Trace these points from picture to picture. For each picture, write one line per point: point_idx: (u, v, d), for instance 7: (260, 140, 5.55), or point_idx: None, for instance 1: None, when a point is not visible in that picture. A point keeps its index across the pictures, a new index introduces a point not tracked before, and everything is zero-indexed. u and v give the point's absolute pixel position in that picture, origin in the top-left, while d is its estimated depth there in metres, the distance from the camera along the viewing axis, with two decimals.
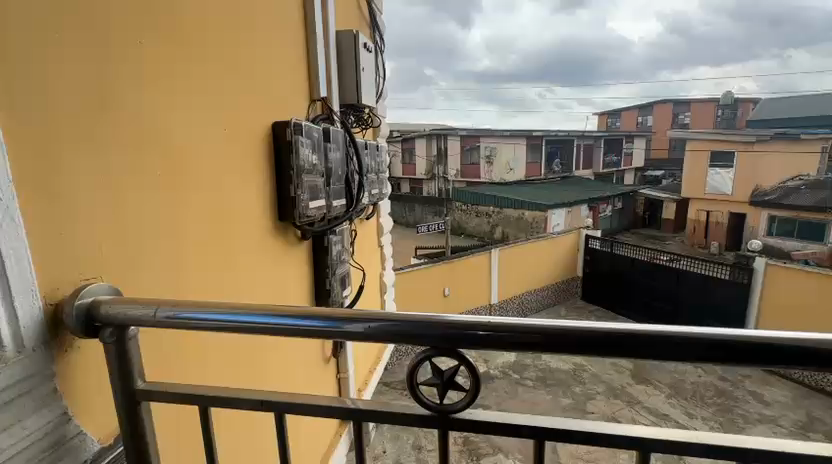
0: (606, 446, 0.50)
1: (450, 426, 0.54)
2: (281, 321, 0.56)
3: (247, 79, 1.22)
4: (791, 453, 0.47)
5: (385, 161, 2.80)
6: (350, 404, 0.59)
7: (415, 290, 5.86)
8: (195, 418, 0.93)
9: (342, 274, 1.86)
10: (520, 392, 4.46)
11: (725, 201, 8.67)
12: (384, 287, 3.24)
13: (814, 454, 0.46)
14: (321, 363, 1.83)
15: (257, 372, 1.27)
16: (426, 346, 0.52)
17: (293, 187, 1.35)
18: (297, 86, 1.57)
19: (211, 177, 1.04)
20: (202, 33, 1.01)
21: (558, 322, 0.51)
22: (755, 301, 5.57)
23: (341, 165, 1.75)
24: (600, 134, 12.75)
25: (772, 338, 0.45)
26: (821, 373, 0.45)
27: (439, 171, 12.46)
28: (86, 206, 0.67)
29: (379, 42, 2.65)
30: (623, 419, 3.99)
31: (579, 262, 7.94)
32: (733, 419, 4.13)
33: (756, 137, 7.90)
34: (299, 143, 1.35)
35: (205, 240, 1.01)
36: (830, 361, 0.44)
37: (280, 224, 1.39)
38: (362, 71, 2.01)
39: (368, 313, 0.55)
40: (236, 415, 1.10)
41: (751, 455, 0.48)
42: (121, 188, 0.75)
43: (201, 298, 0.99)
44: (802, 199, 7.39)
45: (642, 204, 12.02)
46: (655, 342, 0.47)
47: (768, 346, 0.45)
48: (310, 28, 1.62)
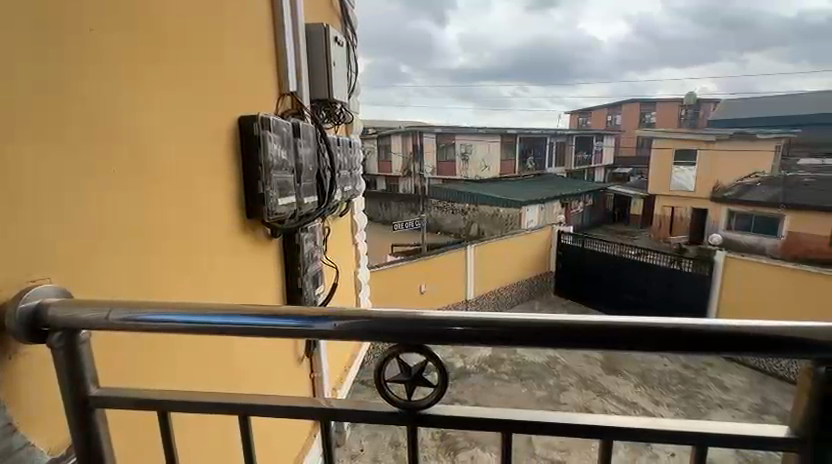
0: (583, 436, 0.51)
1: (420, 423, 0.54)
2: (247, 321, 0.54)
3: (219, 79, 1.21)
4: (752, 437, 0.49)
5: (359, 157, 2.78)
6: (326, 405, 0.57)
7: (392, 288, 5.84)
8: (155, 428, 0.89)
9: (314, 272, 1.84)
10: (497, 386, 4.51)
11: (688, 197, 9.07)
12: (359, 284, 3.23)
13: (774, 437, 0.48)
14: (294, 362, 1.80)
15: (231, 374, 1.25)
16: (396, 344, 0.53)
17: (262, 184, 1.31)
18: (267, 83, 1.53)
19: (186, 176, 1.03)
20: (175, 33, 1.00)
21: (531, 317, 0.51)
22: (715, 291, 5.84)
23: (312, 160, 1.71)
24: (571, 132, 13.04)
25: (738, 327, 0.47)
26: (778, 359, 0.47)
27: (416, 169, 12.21)
28: (68, 202, 0.68)
29: (349, 38, 2.60)
30: (595, 409, 4.10)
31: (552, 257, 8.07)
32: (696, 405, 4.34)
33: (716, 136, 8.33)
34: (267, 138, 1.32)
35: (182, 240, 1.01)
36: (798, 349, 0.45)
37: (251, 222, 1.37)
38: (334, 66, 1.97)
39: (341, 311, 0.54)
40: (203, 420, 1.07)
41: (716, 439, 0.50)
42: (102, 187, 0.76)
43: (174, 298, 0.98)
44: (759, 195, 7.68)
45: (612, 201, 12.35)
46: (622, 336, 0.48)
47: (733, 334, 0.46)
48: (280, 23, 1.58)
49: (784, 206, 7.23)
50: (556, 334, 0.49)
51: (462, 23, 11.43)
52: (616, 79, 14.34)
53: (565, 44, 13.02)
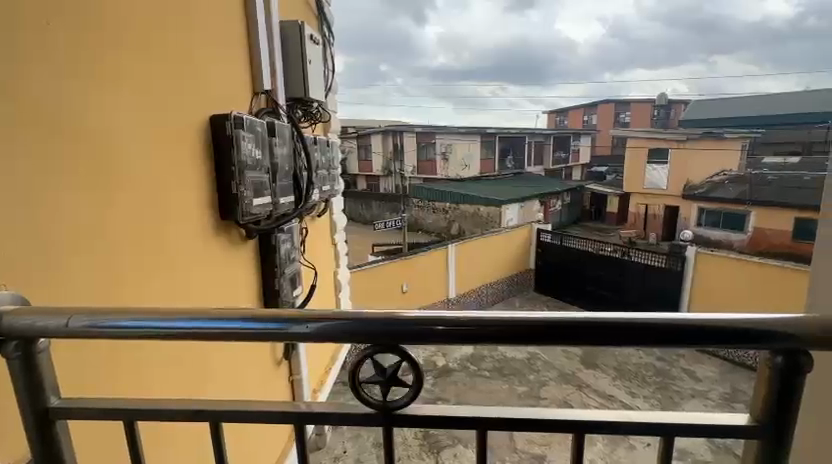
0: (558, 430, 0.52)
1: (394, 423, 0.54)
2: (220, 325, 0.53)
3: (195, 80, 1.21)
4: (722, 427, 0.50)
5: (338, 157, 2.74)
6: (303, 408, 0.56)
7: (373, 288, 5.81)
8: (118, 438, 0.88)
9: (291, 273, 1.80)
10: (479, 383, 4.54)
11: (661, 195, 9.32)
12: (340, 285, 3.20)
13: (741, 426, 0.50)
14: (271, 365, 1.77)
15: (206, 378, 1.24)
16: (369, 344, 0.52)
17: (235, 184, 1.28)
18: (240, 81, 1.50)
19: (165, 177, 1.04)
20: (150, 33, 1.01)
21: (508, 315, 0.51)
22: (687, 285, 6.02)
23: (288, 160, 1.68)
24: (549, 132, 13.25)
25: (710, 321, 0.48)
26: (750, 351, 0.48)
27: (396, 168, 12.19)
28: (51, 203, 0.70)
29: (326, 37, 2.58)
30: (574, 402, 4.19)
31: (531, 255, 8.20)
32: (669, 396, 4.49)
33: (686, 136, 8.60)
34: (240, 137, 1.28)
35: (163, 244, 1.03)
36: (766, 340, 0.46)
37: (225, 224, 1.34)
38: (310, 64, 1.94)
39: (317, 313, 0.53)
40: (168, 430, 1.06)
41: (686, 430, 0.51)
42: (88, 187, 0.79)
43: (152, 299, 0.99)
44: (727, 192, 7.99)
45: (589, 198, 12.41)
46: (598, 331, 0.49)
47: (706, 328, 0.48)
48: (252, 20, 1.55)
49: (751, 203, 7.49)
50: (531, 331, 0.50)
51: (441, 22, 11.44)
52: None
53: (542, 45, 13.17)
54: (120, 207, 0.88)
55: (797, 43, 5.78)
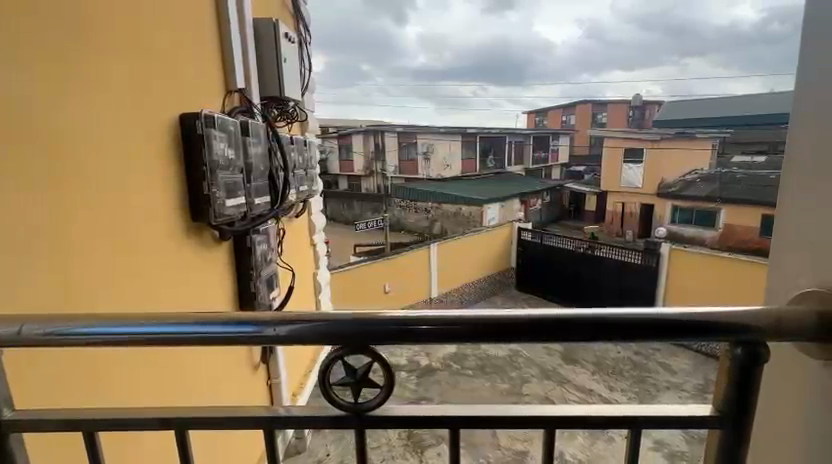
0: (531, 426, 0.53)
1: (366, 424, 0.54)
2: (180, 330, 0.51)
3: (177, 82, 1.24)
4: (688, 418, 0.52)
5: (316, 157, 2.71)
6: (277, 412, 0.55)
7: (354, 289, 5.76)
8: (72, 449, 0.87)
9: (268, 276, 1.76)
10: (462, 381, 4.56)
11: (636, 194, 9.55)
12: (319, 286, 3.15)
13: (705, 417, 0.51)
14: (248, 369, 1.73)
15: (179, 383, 1.23)
16: (341, 345, 0.51)
17: (207, 184, 1.24)
18: (213, 79, 1.47)
19: (150, 178, 1.08)
20: (133, 35, 1.04)
21: (484, 314, 0.51)
22: (662, 281, 6.19)
23: (263, 160, 1.65)
24: (529, 132, 13.42)
25: (679, 316, 0.49)
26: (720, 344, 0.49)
27: (378, 168, 12.12)
28: (45, 200, 0.76)
29: (302, 35, 2.54)
30: (555, 398, 4.26)
31: (512, 253, 8.29)
32: (647, 388, 4.61)
33: (660, 136, 8.90)
34: (211, 136, 1.24)
35: (143, 245, 1.06)
36: (734, 333, 0.48)
37: (197, 227, 1.32)
38: (285, 63, 1.92)
39: (285, 315, 0.52)
40: (131, 442, 1.02)
41: (655, 422, 0.52)
42: (79, 188, 0.84)
43: (134, 296, 1.02)
44: (698, 190, 8.25)
45: (568, 197, 12.59)
46: (570, 327, 0.50)
47: (672, 321, 0.49)
48: (224, 18, 1.52)
49: (721, 201, 7.76)
50: (506, 329, 0.50)
51: (421, 21, 11.45)
52: (570, 81, 14.88)
53: (521, 46, 13.31)
54: (108, 206, 0.93)
55: (762, 47, 6.01)
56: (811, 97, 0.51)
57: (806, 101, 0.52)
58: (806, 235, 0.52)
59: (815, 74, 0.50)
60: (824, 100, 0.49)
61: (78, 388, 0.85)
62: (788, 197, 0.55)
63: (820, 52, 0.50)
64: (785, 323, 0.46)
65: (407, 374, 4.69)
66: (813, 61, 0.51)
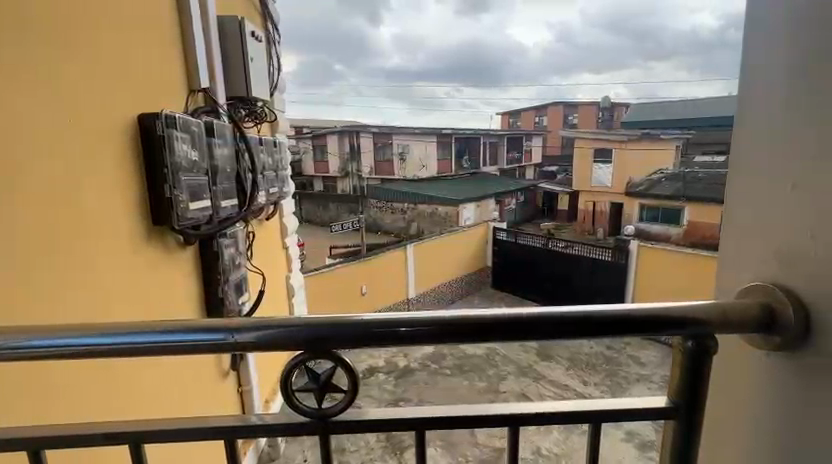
0: (498, 424, 0.53)
1: (331, 430, 0.53)
2: (133, 341, 0.48)
3: (142, 83, 1.23)
4: (646, 411, 0.53)
5: (287, 158, 2.66)
6: (240, 420, 0.54)
7: (331, 291, 5.69)
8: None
9: (237, 280, 1.71)
10: (440, 381, 4.57)
11: (606, 193, 9.83)
12: (292, 290, 3.09)
13: (662, 410, 0.53)
14: (216, 377, 1.69)
15: (141, 395, 1.19)
16: (304, 351, 0.50)
17: (168, 187, 1.20)
18: (175, 78, 1.42)
19: (117, 180, 1.08)
20: (96, 35, 1.04)
21: (451, 314, 0.52)
22: (631, 277, 6.41)
23: (229, 162, 1.60)
24: (503, 133, 13.59)
25: (638, 311, 0.51)
26: (678, 338, 0.51)
27: (353, 169, 12.01)
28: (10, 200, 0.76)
29: (270, 34, 2.49)
30: (531, 395, 4.32)
31: (488, 252, 8.39)
32: (618, 381, 4.74)
33: (627, 137, 9.22)
34: (173, 137, 1.20)
35: (107, 249, 1.04)
36: (689, 327, 0.50)
37: (160, 232, 1.28)
38: (252, 62, 1.88)
39: (245, 322, 0.50)
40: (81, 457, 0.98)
41: (617, 416, 0.54)
42: (42, 189, 0.83)
43: (99, 301, 1.01)
44: (664, 189, 8.58)
45: (542, 197, 12.81)
46: (536, 325, 0.51)
47: (631, 317, 0.50)
48: (186, 16, 1.47)
49: (684, 200, 8.10)
50: (475, 328, 0.51)
51: (394, 21, 11.45)
52: (543, 83, 15.19)
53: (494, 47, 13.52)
54: (74, 210, 0.93)
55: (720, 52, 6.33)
56: (753, 102, 0.54)
57: (748, 103, 0.55)
58: (749, 231, 0.55)
59: (755, 81, 0.53)
60: (766, 103, 0.52)
61: (38, 396, 0.83)
62: (734, 195, 0.58)
63: (763, 58, 0.52)
64: (732, 316, 0.49)
65: (385, 376, 4.67)
66: (755, 65, 0.54)
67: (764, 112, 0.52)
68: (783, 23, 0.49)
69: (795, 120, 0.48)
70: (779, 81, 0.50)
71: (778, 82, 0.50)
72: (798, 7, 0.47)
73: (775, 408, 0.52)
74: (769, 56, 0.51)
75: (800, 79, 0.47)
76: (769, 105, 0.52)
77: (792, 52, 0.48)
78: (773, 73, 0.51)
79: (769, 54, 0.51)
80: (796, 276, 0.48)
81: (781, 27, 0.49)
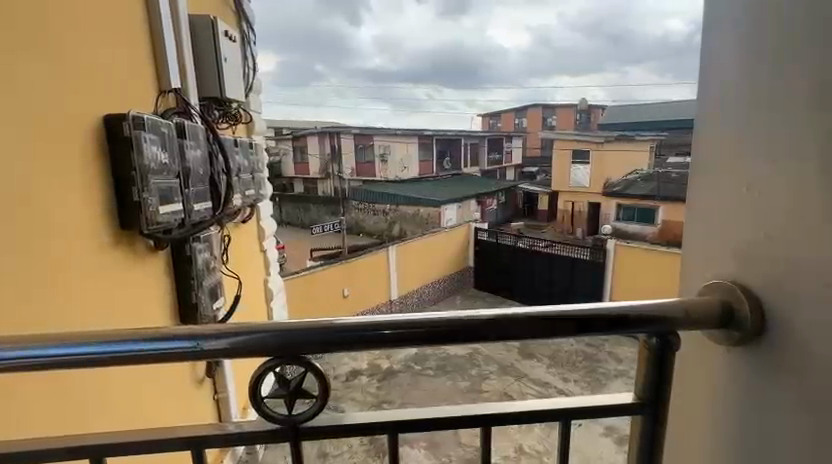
0: (471, 422, 0.54)
1: (301, 436, 0.52)
2: (95, 350, 0.47)
3: (106, 82, 1.18)
4: (615, 406, 0.55)
5: (264, 160, 2.62)
6: (209, 429, 0.52)
7: (312, 294, 5.62)
8: None
9: (211, 285, 1.67)
10: (422, 382, 4.58)
11: (584, 193, 10.01)
12: (271, 293, 3.05)
13: (630, 406, 0.55)
14: (191, 385, 1.65)
15: (109, 408, 1.15)
16: (273, 357, 0.49)
17: (137, 190, 1.16)
18: (142, 78, 1.37)
19: (78, 184, 1.03)
20: (55, 32, 0.99)
21: (426, 315, 0.52)
22: (609, 275, 6.58)
23: (202, 164, 1.57)
24: (484, 134, 13.72)
25: (607, 310, 0.52)
26: (647, 334, 0.52)
27: (334, 170, 11.86)
28: None
29: (245, 33, 2.45)
30: (513, 393, 4.37)
31: (470, 253, 8.43)
32: (597, 378, 4.83)
33: (604, 138, 9.46)
34: (142, 139, 1.16)
35: (69, 256, 0.99)
36: (656, 324, 0.51)
37: (128, 236, 1.24)
38: (225, 62, 1.84)
39: (216, 328, 0.49)
40: None
41: (587, 413, 0.55)
42: None
43: (61, 312, 0.96)
44: (640, 189, 8.83)
45: (522, 197, 12.86)
46: (509, 324, 0.51)
47: (600, 316, 0.51)
48: (155, 15, 1.43)
49: (659, 199, 8.36)
50: (447, 328, 0.51)
51: (375, 21, 11.44)
52: (522, 85, 15.44)
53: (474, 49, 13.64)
54: (31, 216, 0.88)
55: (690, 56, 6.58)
56: (713, 104, 0.56)
57: (707, 106, 0.57)
58: (709, 234, 0.57)
59: (713, 84, 0.55)
60: (728, 106, 0.53)
61: None
62: (696, 195, 0.59)
63: (720, 63, 0.54)
64: (694, 314, 0.50)
65: (368, 378, 4.65)
66: (712, 69, 0.56)
67: (722, 114, 0.54)
68: (740, 28, 0.51)
69: (758, 121, 0.49)
70: (736, 85, 0.52)
71: (734, 85, 0.52)
72: (761, 13, 0.49)
73: (735, 404, 0.54)
74: (727, 59, 0.53)
75: (756, 82, 0.49)
76: (727, 107, 0.53)
77: (750, 56, 0.50)
78: (729, 76, 0.53)
79: (726, 59, 0.53)
80: (752, 274, 0.50)
81: (743, 31, 0.51)
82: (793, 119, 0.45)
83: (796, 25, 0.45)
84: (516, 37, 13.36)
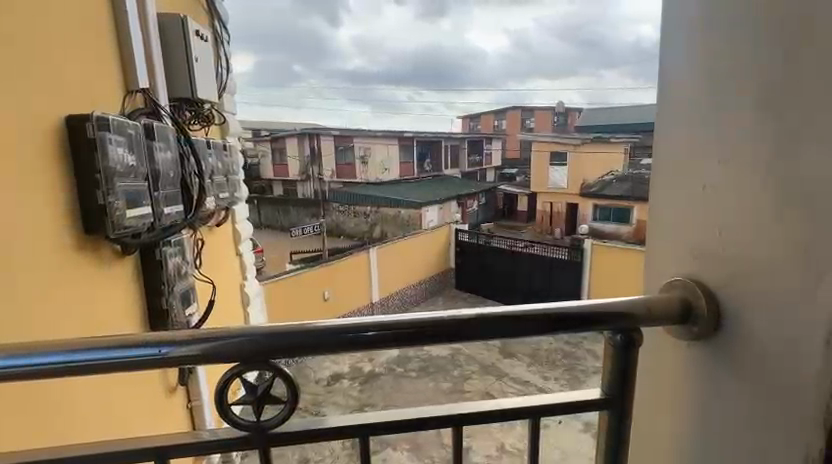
0: (443, 423, 0.54)
1: (270, 442, 0.51)
2: (56, 360, 0.45)
3: (68, 81, 1.13)
4: (583, 402, 0.56)
5: (238, 162, 2.56)
6: (176, 439, 0.51)
7: (291, 298, 5.53)
8: None
9: (183, 290, 1.63)
10: (404, 384, 4.57)
11: (562, 194, 10.20)
12: (247, 298, 2.98)
13: (598, 401, 0.56)
14: (162, 394, 1.59)
15: (75, 421, 1.09)
16: (239, 362, 0.48)
17: (102, 193, 1.11)
18: (107, 76, 1.33)
19: (38, 186, 0.98)
20: (13, 29, 0.95)
21: (398, 318, 0.52)
22: (587, 274, 6.74)
23: (173, 166, 1.52)
24: (464, 135, 13.83)
25: (574, 309, 0.53)
26: (612, 331, 0.53)
27: (314, 172, 11.71)
28: None
29: (217, 33, 2.40)
30: (495, 392, 4.41)
31: (451, 254, 8.44)
32: (576, 375, 4.92)
33: (581, 140, 9.69)
34: (106, 140, 1.12)
35: (26, 263, 0.94)
36: (621, 321, 0.53)
37: (92, 241, 1.19)
38: (196, 62, 1.80)
39: (184, 334, 0.48)
40: None
41: (554, 409, 0.56)
42: None
43: (19, 321, 0.91)
44: (616, 189, 9.09)
45: (502, 198, 12.94)
46: (480, 324, 0.52)
47: (567, 315, 0.52)
48: (120, 12, 1.38)
49: (633, 199, 8.63)
50: (419, 330, 0.51)
51: (355, 22, 11.39)
52: (501, 87, 15.63)
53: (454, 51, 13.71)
54: None
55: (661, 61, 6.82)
56: (673, 105, 0.58)
57: (667, 106, 0.59)
58: (669, 232, 0.59)
59: (673, 86, 0.57)
60: (688, 106, 0.55)
61: None
62: (659, 194, 0.61)
63: (679, 65, 0.56)
64: (655, 312, 0.52)
65: (350, 382, 4.61)
66: (669, 72, 0.58)
67: (683, 118, 0.56)
68: (696, 32, 0.53)
69: (716, 122, 0.51)
70: (693, 88, 0.54)
71: (693, 87, 0.54)
72: (715, 17, 0.51)
73: (696, 398, 0.56)
74: (684, 64, 0.55)
75: (710, 85, 0.52)
76: (689, 110, 0.55)
77: (704, 60, 0.52)
78: (686, 78, 0.55)
79: (685, 62, 0.55)
80: (710, 272, 0.52)
81: (700, 37, 0.52)
82: (747, 120, 0.47)
83: (748, 30, 0.47)
84: (495, 39, 13.52)
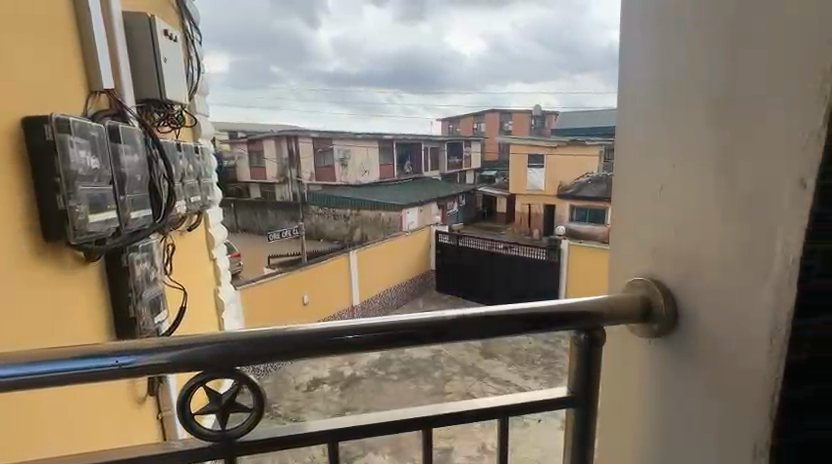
0: (417, 426, 0.54)
1: (238, 453, 0.50)
2: (9, 372, 0.43)
3: (26, 81, 1.09)
4: (554, 401, 0.57)
5: (211, 165, 2.50)
6: (138, 451, 0.49)
7: (269, 302, 5.42)
8: None
9: (152, 297, 1.58)
10: (386, 387, 4.55)
11: (538, 196, 10.43)
12: (222, 305, 2.92)
13: (566, 399, 0.57)
14: (131, 405, 1.54)
15: (38, 435, 1.04)
16: (205, 369, 0.47)
17: (63, 198, 1.07)
18: (69, 76, 1.28)
19: None
20: None
21: (370, 321, 0.52)
22: (564, 274, 6.90)
23: (141, 169, 1.48)
24: (444, 138, 13.91)
25: (544, 309, 0.54)
26: (580, 330, 0.54)
27: (292, 175, 11.26)
28: None
29: (186, 33, 2.34)
30: (475, 393, 4.45)
31: (431, 256, 8.47)
32: (555, 374, 5.01)
33: (557, 142, 9.89)
34: (67, 143, 1.08)
35: None
36: (589, 320, 0.54)
37: (54, 247, 1.14)
38: (165, 62, 1.75)
39: (151, 343, 0.47)
40: None
41: (525, 409, 0.57)
42: None
43: None
44: (592, 192, 9.38)
45: (482, 200, 13.10)
46: (453, 326, 0.52)
47: (536, 315, 0.53)
48: (83, 10, 1.34)
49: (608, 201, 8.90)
50: (391, 334, 0.51)
51: (333, 23, 11.31)
52: (479, 90, 15.78)
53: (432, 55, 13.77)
54: None
55: None
56: (632, 106, 0.60)
57: (627, 108, 0.60)
58: (630, 232, 0.61)
59: (634, 87, 0.59)
60: (647, 107, 0.57)
61: None
62: (622, 194, 0.63)
63: (639, 67, 0.58)
64: (616, 311, 0.54)
65: (330, 387, 4.55)
66: (629, 74, 0.60)
67: (643, 118, 0.58)
68: (653, 35, 0.55)
69: (672, 123, 0.53)
70: (651, 88, 0.56)
71: (650, 89, 0.56)
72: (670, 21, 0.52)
73: (657, 392, 0.58)
74: (642, 66, 0.57)
75: (664, 87, 0.54)
76: (647, 112, 0.57)
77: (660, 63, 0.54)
78: (644, 79, 0.57)
79: (643, 63, 0.57)
80: (669, 270, 0.54)
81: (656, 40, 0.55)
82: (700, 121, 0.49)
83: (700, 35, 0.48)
84: (473, 43, 13.67)
